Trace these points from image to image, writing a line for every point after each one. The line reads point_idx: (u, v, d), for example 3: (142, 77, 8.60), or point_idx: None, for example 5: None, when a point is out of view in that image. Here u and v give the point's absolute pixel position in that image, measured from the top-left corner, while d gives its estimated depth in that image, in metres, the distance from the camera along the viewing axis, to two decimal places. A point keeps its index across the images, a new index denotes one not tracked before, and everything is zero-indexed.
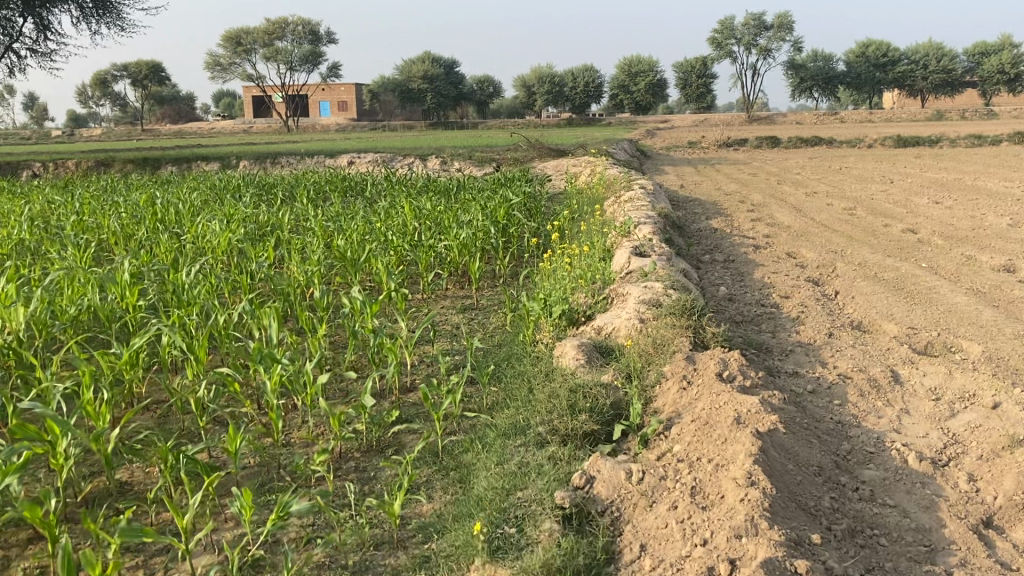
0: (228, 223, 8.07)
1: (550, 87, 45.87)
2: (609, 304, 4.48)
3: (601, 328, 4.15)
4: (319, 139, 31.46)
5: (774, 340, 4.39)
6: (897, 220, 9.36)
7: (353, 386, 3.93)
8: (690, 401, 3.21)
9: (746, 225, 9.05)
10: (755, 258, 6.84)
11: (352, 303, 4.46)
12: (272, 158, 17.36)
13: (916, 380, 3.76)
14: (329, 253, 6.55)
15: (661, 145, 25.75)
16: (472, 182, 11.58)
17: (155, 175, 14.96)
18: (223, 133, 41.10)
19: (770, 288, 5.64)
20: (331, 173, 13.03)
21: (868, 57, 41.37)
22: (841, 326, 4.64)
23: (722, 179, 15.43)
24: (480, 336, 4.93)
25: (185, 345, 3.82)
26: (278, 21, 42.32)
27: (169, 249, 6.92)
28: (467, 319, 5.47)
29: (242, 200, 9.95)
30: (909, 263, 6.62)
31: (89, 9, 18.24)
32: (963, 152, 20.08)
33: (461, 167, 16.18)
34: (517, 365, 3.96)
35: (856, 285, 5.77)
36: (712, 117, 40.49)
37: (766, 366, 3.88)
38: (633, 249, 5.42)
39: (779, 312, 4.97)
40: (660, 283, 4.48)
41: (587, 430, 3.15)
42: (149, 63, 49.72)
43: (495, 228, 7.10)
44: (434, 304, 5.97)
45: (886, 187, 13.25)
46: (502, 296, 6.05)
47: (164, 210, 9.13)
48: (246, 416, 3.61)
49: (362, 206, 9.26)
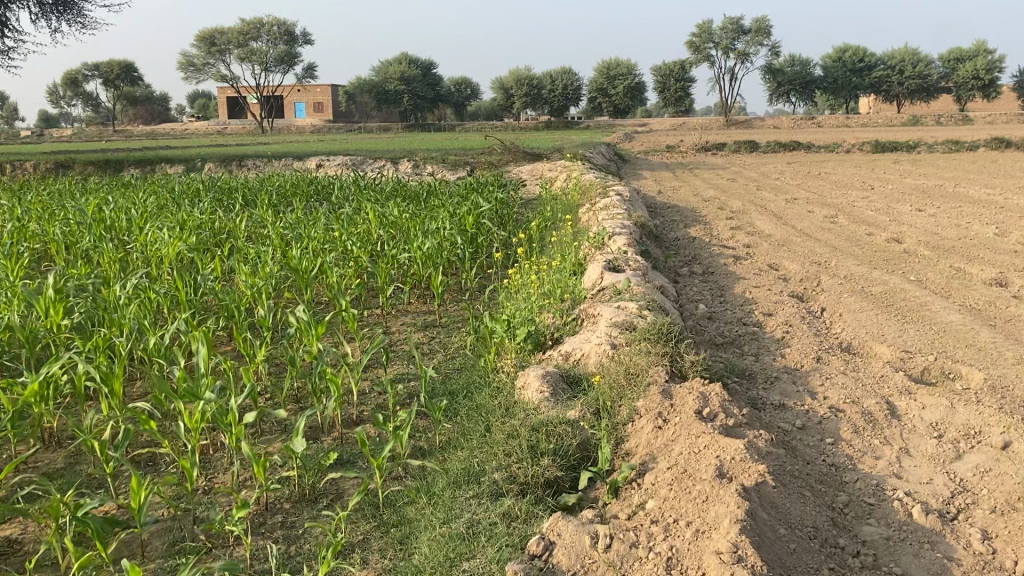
0: (180, 230, 7.67)
1: (528, 89, 45.48)
2: (578, 327, 4.10)
3: (569, 353, 3.76)
4: (292, 140, 30.91)
5: (757, 365, 4.04)
6: (880, 229, 9.05)
7: (290, 421, 3.54)
8: (665, 443, 2.83)
9: (726, 234, 8.71)
10: (735, 270, 6.49)
11: (296, 324, 4.08)
12: (239, 161, 16.89)
13: (914, 414, 3.40)
14: (284, 264, 6.17)
15: (638, 149, 25.45)
16: (443, 186, 11.19)
17: (117, 177, 14.46)
18: (196, 134, 40.47)
19: (752, 304, 5.29)
20: (297, 177, 12.61)
21: (844, 62, 41.70)
22: (830, 349, 4.28)
23: (700, 184, 15.09)
24: (438, 360, 4.56)
25: (101, 374, 3.41)
26: (252, 21, 41.74)
27: (111, 260, 6.49)
28: (428, 338, 5.09)
29: (200, 206, 9.49)
30: (896, 276, 6.29)
31: (48, 6, 17.75)
32: (942, 158, 19.87)
33: (434, 171, 15.78)
34: (476, 396, 3.56)
35: (843, 301, 5.42)
36: (690, 121, 40.31)
37: (750, 398, 3.52)
38: (606, 262, 5.05)
39: (762, 333, 4.62)
40: (634, 303, 4.10)
41: (549, 477, 2.76)
42: (120, 63, 48.96)
43: (461, 237, 6.75)
44: (394, 320, 5.59)
45: (867, 194, 12.98)
46: (465, 312, 5.68)
47: (116, 215, 8.66)
48: (166, 456, 3.20)
49: (326, 213, 8.84)
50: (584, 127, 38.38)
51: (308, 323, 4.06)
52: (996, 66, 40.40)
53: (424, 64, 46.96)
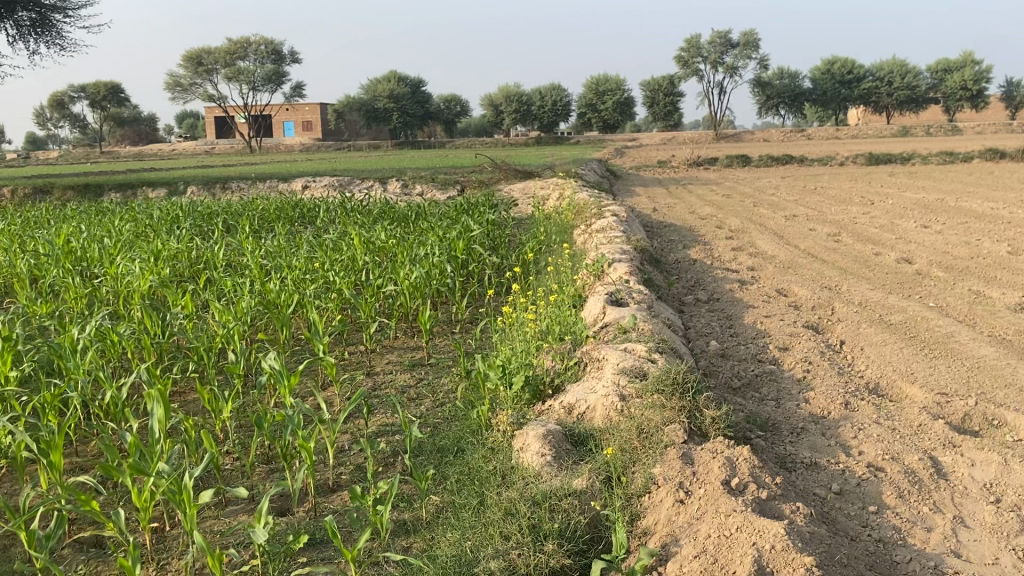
0: (153, 261, 7.28)
1: (517, 105, 45.16)
2: (581, 372, 3.67)
3: (572, 405, 3.35)
4: (279, 160, 30.57)
5: (780, 414, 3.64)
6: (887, 248, 8.68)
7: (260, 491, 3.15)
8: (689, 522, 2.43)
9: (728, 255, 8.33)
10: (741, 297, 6.12)
11: (267, 375, 3.69)
12: (223, 183, 16.51)
13: (964, 473, 3.01)
14: (261, 298, 5.78)
15: (629, 164, 25.07)
16: (433, 207, 10.82)
17: (97, 202, 14.04)
18: (183, 154, 40.04)
19: (764, 338, 4.90)
20: (282, 199, 12.23)
21: (833, 75, 41.58)
22: (856, 392, 3.89)
23: (695, 201, 14.73)
24: (426, 407, 4.16)
25: (37, 444, 3.00)
26: (240, 41, 41.51)
27: (77, 297, 6.09)
28: (416, 380, 4.70)
29: (178, 233, 9.07)
30: (913, 302, 5.92)
31: (27, 28, 17.44)
32: (937, 170, 19.58)
33: (424, 191, 15.39)
34: (468, 458, 3.16)
35: (862, 333, 5.03)
36: (680, 135, 40.04)
37: (777, 457, 3.12)
38: (607, 295, 4.66)
39: (780, 372, 4.23)
40: (642, 345, 3.69)
41: (554, 568, 2.38)
42: (107, 84, 48.63)
43: (451, 264, 6.35)
44: (378, 358, 5.19)
45: (867, 209, 12.62)
46: (455, 348, 5.27)
47: (87, 246, 8.24)
48: (113, 539, 2.81)
49: (309, 239, 8.44)
50: (575, 143, 38.11)
51: (279, 371, 3.67)
52: (983, 77, 40.37)
53: (413, 82, 46.68)
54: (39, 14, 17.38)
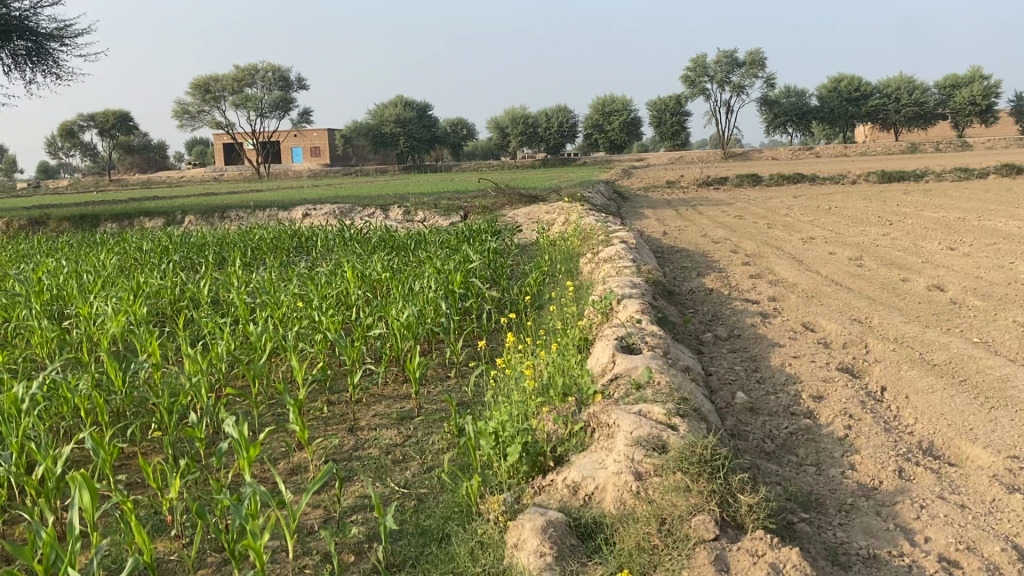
0: (132, 297, 6.76)
1: (524, 128, 45.05)
2: (588, 439, 3.13)
3: (578, 483, 2.81)
4: (284, 187, 30.13)
5: (823, 486, 3.08)
6: (915, 273, 8.12)
7: None
8: None
9: (745, 284, 7.79)
10: (764, 333, 5.57)
11: (223, 444, 3.20)
12: (221, 213, 16.06)
13: None
14: (240, 340, 5.25)
15: (637, 186, 24.55)
16: (433, 235, 10.31)
17: (91, 234, 13.55)
18: (191, 182, 39.70)
19: (795, 384, 4.37)
20: (278, 229, 11.71)
21: (840, 92, 41.11)
22: (910, 455, 3.34)
23: (707, 223, 14.18)
24: (411, 474, 3.63)
25: None
26: (245, 68, 41.34)
27: (43, 340, 5.54)
28: (404, 436, 4.17)
29: (163, 267, 8.55)
30: (955, 337, 5.36)
31: (22, 57, 17.12)
32: (952, 188, 18.99)
33: (426, 218, 14.88)
34: (453, 552, 2.63)
35: (905, 377, 4.47)
36: (688, 154, 39.55)
37: (829, 548, 2.58)
38: (617, 340, 4.15)
39: (818, 430, 3.68)
40: (659, 407, 3.15)
41: None
42: (115, 113, 48.65)
43: (448, 301, 5.82)
44: (365, 410, 4.66)
45: (886, 229, 12.08)
46: (448, 398, 4.74)
47: (65, 282, 7.73)
48: None
49: (300, 271, 7.90)
50: (584, 165, 37.69)
51: (237, 441, 3.18)
52: (992, 92, 39.90)
53: (419, 106, 46.40)
54: (35, 43, 17.06)
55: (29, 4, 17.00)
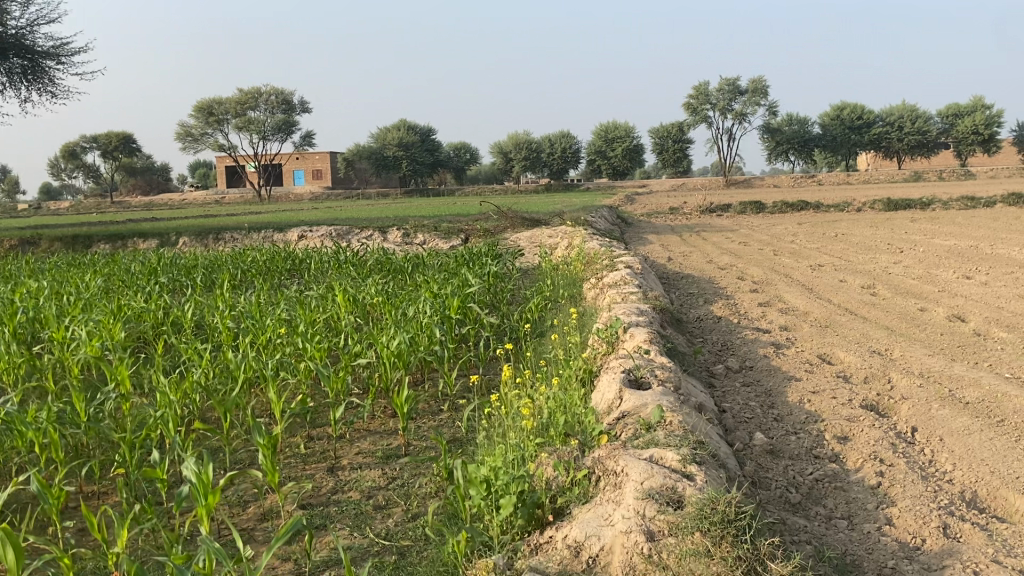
0: (111, 319, 6.41)
1: (527, 153, 44.98)
2: (592, 488, 2.77)
3: (581, 542, 2.44)
4: (284, 209, 29.78)
5: (859, 546, 2.70)
6: (932, 303, 7.77)
7: None
8: None
9: (755, 311, 7.46)
10: (779, 365, 5.22)
11: (182, 489, 2.83)
12: (216, 234, 15.70)
13: None
14: (217, 367, 4.88)
15: (640, 211, 24.21)
16: (431, 257, 9.94)
17: (82, 255, 13.18)
18: (191, 204, 39.36)
19: (817, 422, 4.00)
20: (271, 251, 11.32)
21: (842, 120, 40.80)
22: (954, 508, 2.97)
23: (713, 249, 13.87)
24: (393, 523, 3.25)
25: None
26: (250, 92, 41.12)
27: (8, 367, 5.10)
28: (388, 479, 3.79)
29: (149, 289, 8.19)
30: (984, 372, 4.98)
31: (17, 75, 16.87)
32: (960, 216, 18.64)
33: (426, 241, 14.55)
34: None
35: (936, 417, 4.09)
36: (690, 181, 39.35)
37: None
38: (624, 373, 3.79)
39: (849, 478, 3.31)
40: (672, 452, 2.80)
41: None
42: (118, 134, 48.50)
43: (441, 327, 5.45)
44: (348, 447, 4.29)
45: (897, 257, 11.72)
46: (436, 435, 4.36)
47: (43, 303, 7.35)
48: None
49: (289, 295, 7.55)
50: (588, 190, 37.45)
51: (195, 486, 2.80)
52: (995, 121, 39.77)
53: (422, 130, 46.32)
54: (31, 61, 16.82)
55: (25, 22, 16.79)
